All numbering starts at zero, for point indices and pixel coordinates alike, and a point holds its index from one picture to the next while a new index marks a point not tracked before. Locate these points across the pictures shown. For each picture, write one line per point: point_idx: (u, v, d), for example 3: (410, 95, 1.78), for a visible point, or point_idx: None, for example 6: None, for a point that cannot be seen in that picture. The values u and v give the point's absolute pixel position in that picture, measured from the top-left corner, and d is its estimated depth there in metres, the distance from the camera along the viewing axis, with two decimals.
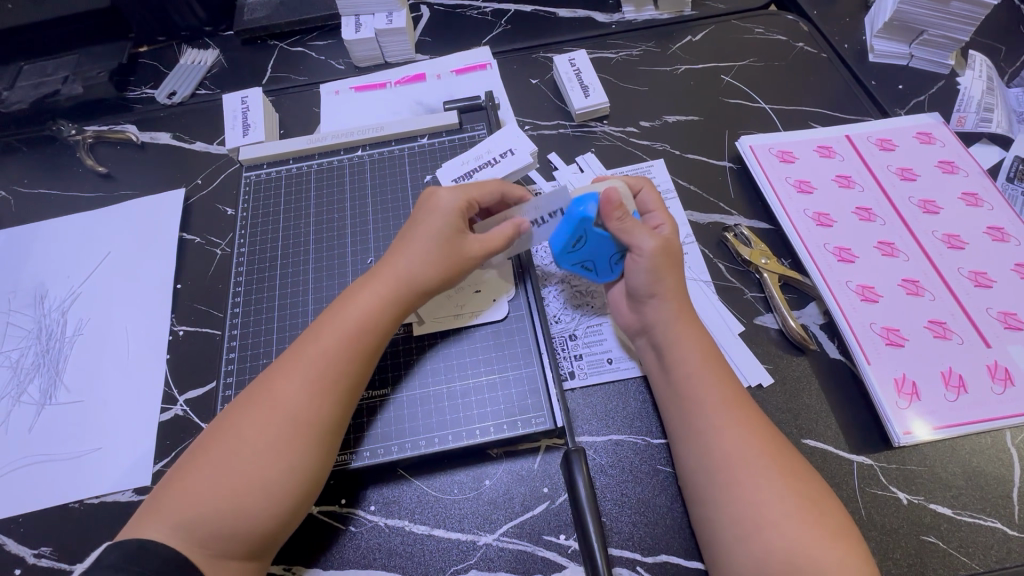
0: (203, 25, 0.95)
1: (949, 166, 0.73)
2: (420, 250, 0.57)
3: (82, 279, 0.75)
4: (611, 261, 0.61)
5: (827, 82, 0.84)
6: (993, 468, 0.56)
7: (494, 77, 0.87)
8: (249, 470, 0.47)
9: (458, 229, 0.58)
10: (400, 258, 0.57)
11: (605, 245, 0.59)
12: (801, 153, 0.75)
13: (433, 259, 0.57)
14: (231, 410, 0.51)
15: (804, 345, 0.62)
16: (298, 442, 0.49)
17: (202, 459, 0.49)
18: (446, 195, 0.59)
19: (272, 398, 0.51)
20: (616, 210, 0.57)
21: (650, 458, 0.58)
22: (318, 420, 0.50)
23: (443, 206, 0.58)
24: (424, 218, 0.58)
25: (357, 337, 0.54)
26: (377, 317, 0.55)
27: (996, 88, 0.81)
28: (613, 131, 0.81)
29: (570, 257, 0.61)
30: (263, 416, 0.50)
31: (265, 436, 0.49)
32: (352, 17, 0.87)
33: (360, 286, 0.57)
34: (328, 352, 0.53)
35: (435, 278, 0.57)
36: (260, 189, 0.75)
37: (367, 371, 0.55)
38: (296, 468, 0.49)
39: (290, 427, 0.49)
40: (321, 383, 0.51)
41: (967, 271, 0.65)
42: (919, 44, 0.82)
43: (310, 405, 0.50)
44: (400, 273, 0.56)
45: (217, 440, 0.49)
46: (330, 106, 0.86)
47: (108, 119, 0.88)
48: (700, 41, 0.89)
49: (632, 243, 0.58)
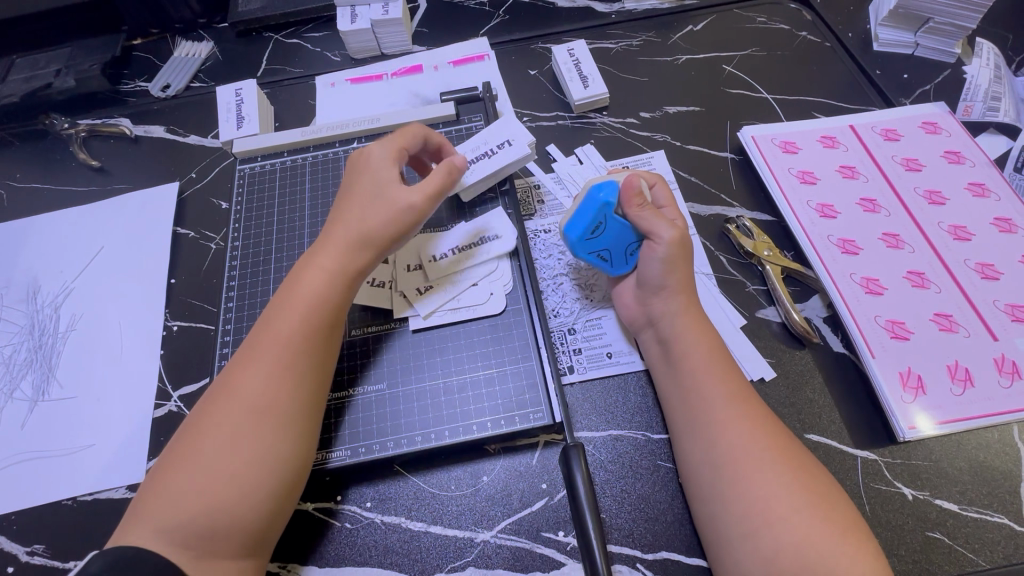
0: (197, 17, 0.94)
1: (954, 156, 0.71)
2: (362, 213, 0.57)
3: (75, 274, 0.75)
4: (628, 251, 0.60)
5: (830, 72, 0.82)
6: (1000, 464, 0.55)
7: (492, 68, 0.85)
8: (220, 464, 0.47)
9: (392, 179, 0.58)
10: (345, 228, 0.57)
11: (625, 232, 0.59)
12: (804, 144, 0.74)
13: (373, 214, 0.57)
14: (197, 410, 0.51)
15: (808, 338, 0.61)
16: (264, 426, 0.49)
17: (175, 461, 0.48)
18: (375, 153, 0.60)
19: (232, 390, 0.50)
20: (637, 195, 0.58)
21: (650, 453, 0.57)
22: (283, 403, 0.50)
23: (375, 165, 0.59)
24: (359, 181, 0.59)
25: (312, 317, 0.53)
26: (332, 294, 0.55)
27: (1003, 76, 0.79)
28: (612, 122, 0.79)
29: (588, 246, 0.60)
30: (226, 407, 0.49)
31: (230, 426, 0.48)
32: (347, 9, 0.86)
33: (308, 266, 0.56)
34: (284, 335, 0.52)
35: (381, 237, 0.56)
36: (255, 181, 0.74)
37: (330, 350, 0.54)
38: (267, 454, 0.48)
39: (255, 413, 0.49)
40: (281, 366, 0.51)
41: (974, 262, 0.63)
42: (925, 33, 0.80)
43: (273, 389, 0.50)
44: (349, 247, 0.56)
45: (186, 440, 0.49)
46: (326, 98, 0.85)
47: (102, 113, 0.87)
48: (702, 30, 0.87)
49: (650, 231, 0.57)
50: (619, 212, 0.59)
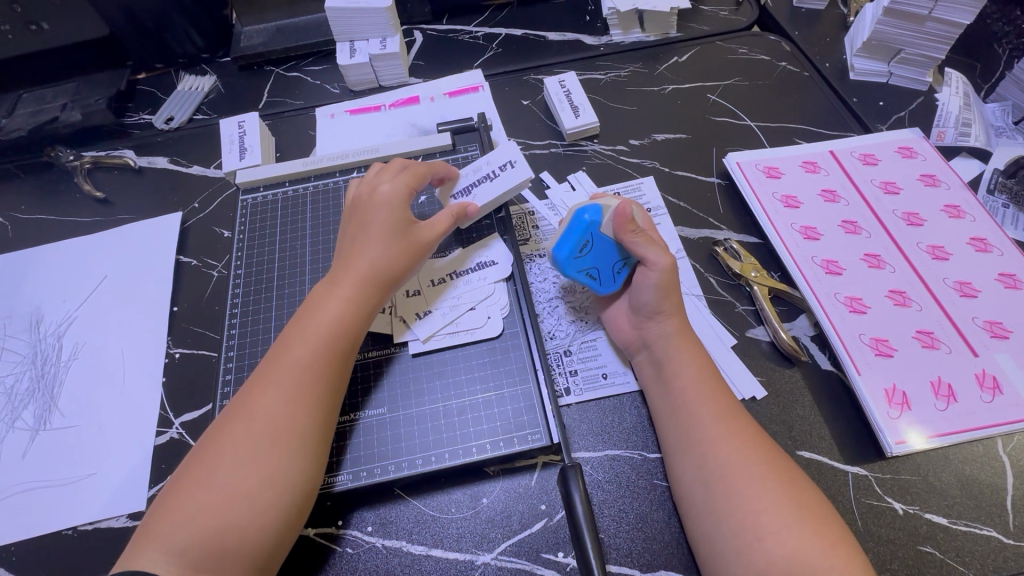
0: (200, 52, 0.97)
1: (930, 179, 0.75)
2: (377, 245, 0.60)
3: (78, 302, 0.76)
4: (615, 270, 0.62)
5: (809, 100, 0.86)
6: (986, 477, 0.57)
7: (486, 98, 0.88)
8: (235, 485, 0.48)
9: (406, 217, 0.63)
10: (362, 258, 0.60)
11: (611, 252, 0.62)
12: (786, 169, 0.77)
13: (391, 250, 0.60)
14: (215, 430, 0.52)
15: (796, 356, 0.63)
16: (280, 449, 0.50)
17: (191, 480, 0.49)
18: (388, 186, 0.63)
19: (250, 412, 0.52)
20: (629, 222, 0.60)
21: (646, 472, 0.58)
22: (299, 427, 0.52)
23: (388, 197, 0.63)
24: (372, 213, 0.62)
25: (330, 343, 0.56)
26: (348, 320, 0.57)
27: (972, 104, 0.83)
28: (603, 149, 0.83)
29: (576, 264, 0.62)
30: (242, 430, 0.51)
31: (247, 448, 0.50)
32: (346, 44, 0.89)
33: (326, 293, 0.59)
34: (302, 360, 0.54)
35: (395, 269, 0.60)
36: (257, 211, 0.76)
37: (344, 375, 0.57)
38: (281, 476, 0.50)
39: (272, 435, 0.51)
40: (298, 391, 0.53)
41: (952, 281, 0.66)
42: (897, 63, 0.85)
43: (291, 412, 0.52)
44: (365, 277, 0.59)
45: (203, 459, 0.50)
46: (326, 129, 0.88)
47: (107, 145, 0.89)
48: (687, 61, 0.92)
49: (645, 257, 0.60)
50: (608, 233, 0.61)
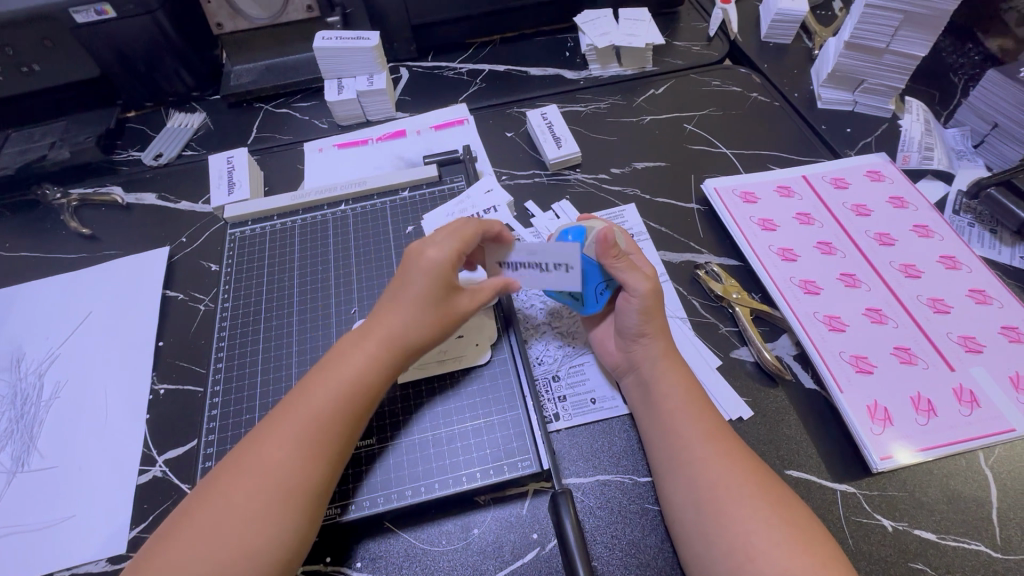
0: (191, 90, 1.00)
1: (899, 202, 0.78)
2: (411, 308, 0.58)
3: (61, 339, 0.75)
4: (597, 291, 0.64)
5: (782, 128, 0.90)
6: (972, 491, 0.57)
7: (471, 131, 0.91)
8: (236, 541, 0.47)
9: (449, 287, 0.59)
10: (392, 316, 0.58)
11: (593, 274, 0.63)
12: (762, 194, 0.80)
13: (426, 318, 0.58)
14: (219, 473, 0.51)
15: (779, 375, 0.64)
16: (288, 507, 0.49)
17: (190, 529, 0.48)
18: (436, 252, 0.59)
19: (261, 465, 0.50)
20: (612, 247, 0.60)
21: (637, 496, 0.58)
22: (308, 488, 0.51)
23: (433, 264, 0.58)
24: (414, 276, 0.59)
25: (351, 399, 0.54)
26: (371, 377, 0.56)
27: (933, 129, 0.87)
28: (585, 178, 0.85)
29: (560, 283, 0.65)
30: (251, 483, 0.50)
31: (254, 503, 0.49)
32: (334, 81, 0.92)
33: (351, 344, 0.57)
34: (321, 416, 0.53)
35: (425, 335, 0.58)
36: (245, 245, 0.77)
37: (358, 432, 0.55)
38: (285, 535, 0.49)
39: (282, 493, 0.49)
40: (313, 448, 0.52)
41: (925, 298, 0.68)
42: (861, 92, 0.89)
43: (303, 470, 0.51)
44: (395, 336, 0.57)
45: (203, 506, 0.49)
46: (314, 163, 0.90)
47: (94, 183, 0.90)
48: (663, 93, 0.96)
49: (625, 283, 0.61)
50: (591, 256, 0.63)
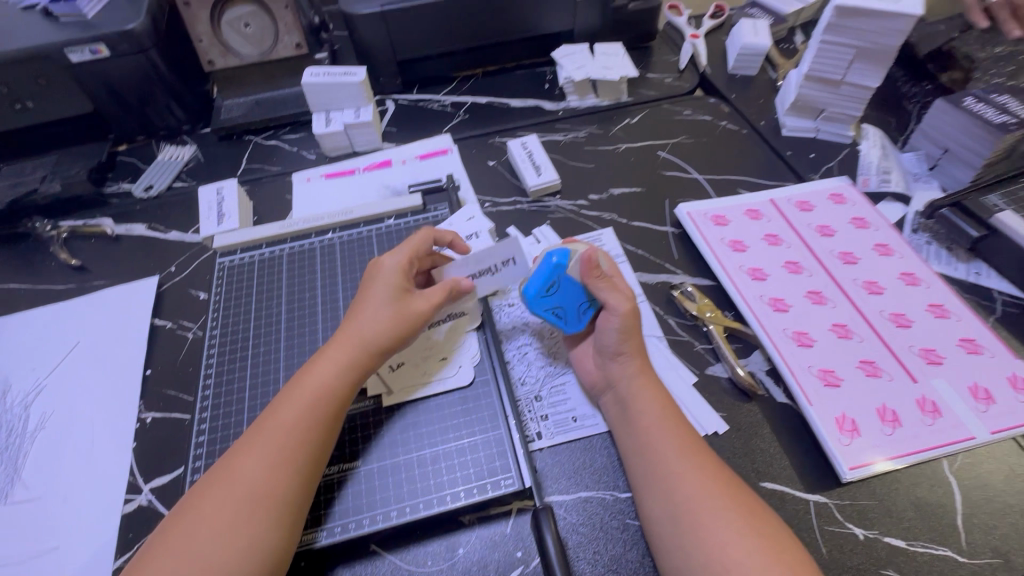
0: (181, 123, 1.02)
1: (861, 222, 0.82)
2: (370, 313, 0.63)
3: (48, 370, 0.76)
4: (580, 311, 0.67)
5: (750, 154, 0.95)
6: (938, 498, 0.60)
7: (454, 161, 0.95)
8: (209, 551, 0.49)
9: (404, 289, 0.65)
10: (355, 325, 0.63)
11: (577, 294, 0.66)
12: (733, 217, 0.84)
13: (383, 319, 0.62)
14: (197, 489, 0.54)
15: (752, 391, 0.67)
16: (259, 515, 0.51)
17: (167, 543, 0.50)
18: (389, 259, 0.67)
19: (232, 477, 0.53)
20: (594, 268, 0.64)
21: (619, 512, 0.59)
22: (277, 494, 0.52)
23: (387, 269, 0.66)
24: (372, 284, 0.65)
25: (317, 407, 0.58)
26: (336, 384, 0.59)
27: (890, 154, 0.92)
28: (564, 204, 0.89)
29: (543, 303, 0.66)
30: (224, 494, 0.52)
31: (226, 513, 0.51)
32: (322, 114, 0.96)
33: (319, 358, 0.61)
34: (288, 423, 0.56)
35: (387, 337, 0.62)
36: (234, 273, 0.79)
37: (329, 441, 0.58)
38: (256, 543, 0.50)
39: (252, 502, 0.52)
40: (282, 456, 0.54)
41: (888, 313, 0.72)
42: (823, 120, 0.95)
43: (271, 479, 0.53)
44: (357, 342, 0.61)
45: (179, 522, 0.51)
46: (302, 193, 0.92)
47: (85, 215, 0.92)
48: (638, 122, 1.01)
49: (607, 302, 0.64)
50: (573, 276, 0.66)
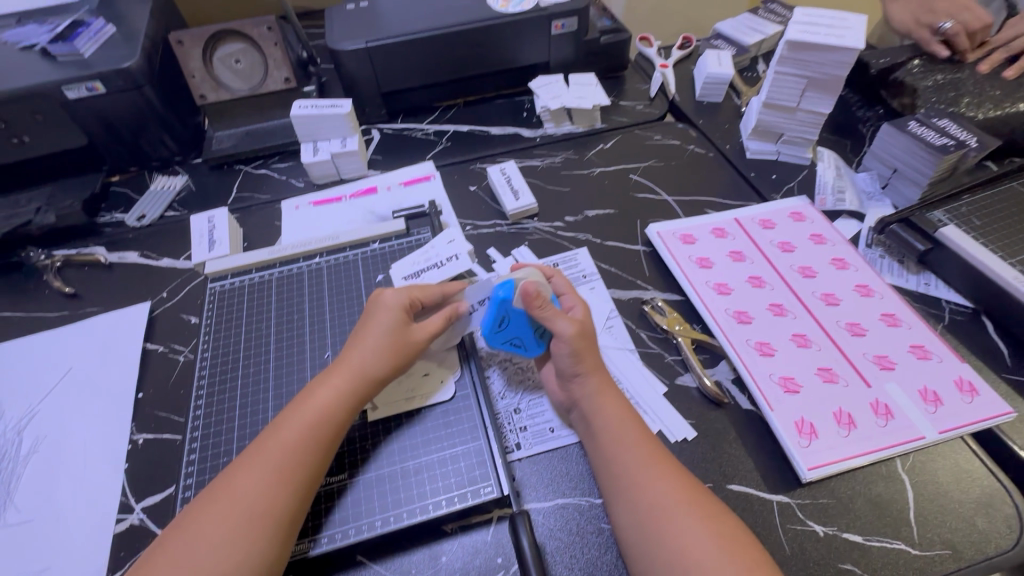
0: (173, 154, 1.06)
1: (819, 238, 0.88)
2: (371, 340, 0.66)
3: (41, 396, 0.78)
4: (535, 338, 0.70)
5: (716, 176, 1.01)
6: (892, 495, 0.63)
7: (437, 186, 1.00)
8: (206, 565, 0.51)
9: (404, 318, 0.68)
10: (355, 351, 0.66)
11: (526, 324, 0.69)
12: (700, 235, 0.89)
13: (383, 346, 0.66)
14: (196, 504, 0.56)
15: (719, 399, 0.70)
16: (256, 531, 0.54)
17: (166, 557, 0.52)
18: (393, 292, 0.70)
19: (232, 494, 0.56)
20: (536, 299, 0.66)
21: (594, 517, 0.62)
22: (275, 512, 0.55)
23: (389, 299, 0.69)
24: (374, 313, 0.69)
25: (316, 429, 0.60)
26: (335, 407, 0.62)
27: (844, 175, 0.99)
28: (542, 226, 0.93)
29: (500, 336, 0.71)
30: (223, 510, 0.55)
31: (225, 529, 0.53)
32: (310, 144, 1.00)
33: (320, 381, 0.64)
34: (288, 444, 0.59)
35: (386, 365, 0.65)
36: (225, 297, 0.82)
37: (325, 460, 0.60)
38: (252, 558, 0.52)
39: (250, 518, 0.54)
40: (281, 474, 0.57)
41: (844, 322, 0.77)
42: (783, 143, 1.02)
43: (269, 496, 0.55)
44: (357, 368, 0.65)
45: (177, 535, 0.54)
46: (291, 219, 0.96)
47: (79, 244, 0.95)
48: (611, 147, 1.07)
49: (554, 330, 0.67)
50: (520, 308, 0.68)
